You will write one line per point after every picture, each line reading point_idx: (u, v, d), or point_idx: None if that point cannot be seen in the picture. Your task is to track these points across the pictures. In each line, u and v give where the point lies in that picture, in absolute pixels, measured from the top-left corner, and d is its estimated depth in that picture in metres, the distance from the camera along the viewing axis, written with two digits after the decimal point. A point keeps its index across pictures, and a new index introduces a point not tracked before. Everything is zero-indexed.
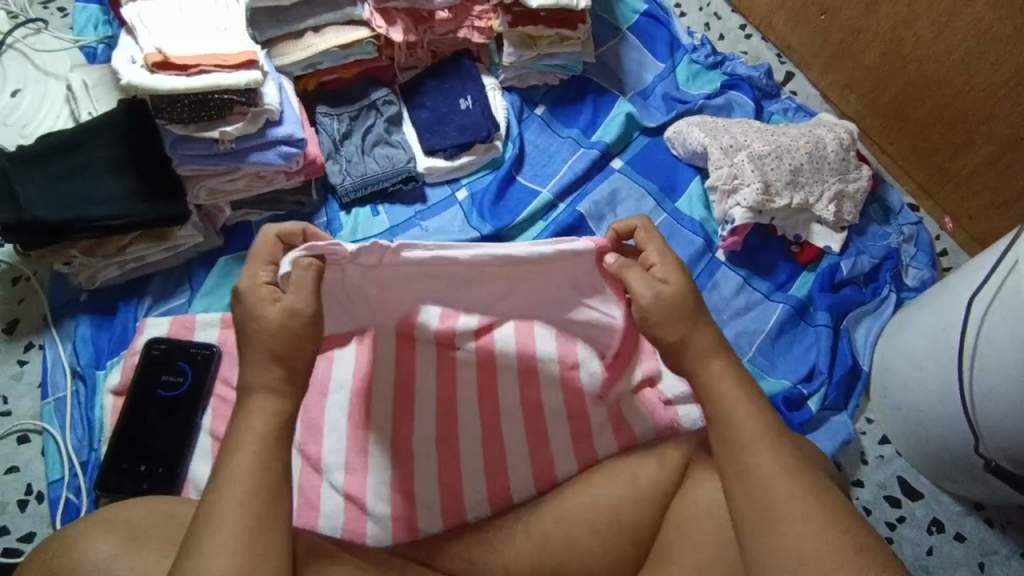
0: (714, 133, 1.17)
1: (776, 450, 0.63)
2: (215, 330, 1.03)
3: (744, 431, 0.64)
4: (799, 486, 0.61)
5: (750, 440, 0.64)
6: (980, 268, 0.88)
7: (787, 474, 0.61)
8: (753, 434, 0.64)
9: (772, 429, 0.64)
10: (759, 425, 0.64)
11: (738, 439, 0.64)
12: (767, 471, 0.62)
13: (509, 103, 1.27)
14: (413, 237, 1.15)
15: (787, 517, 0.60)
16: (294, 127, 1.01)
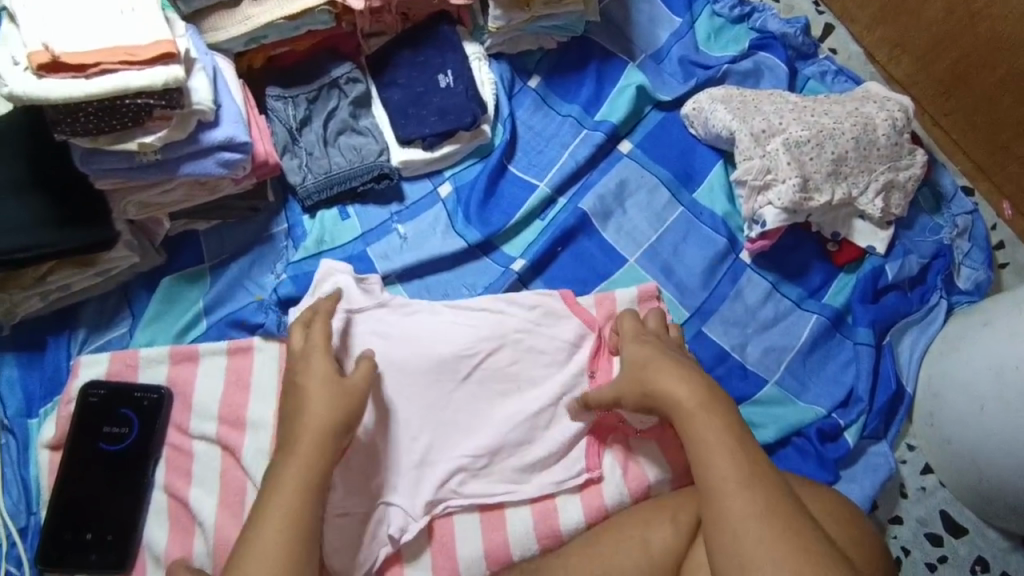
0: (743, 114, 0.98)
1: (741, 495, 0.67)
2: (163, 367, 0.90)
3: (720, 475, 0.69)
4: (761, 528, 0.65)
5: (724, 492, 0.68)
6: None
7: (753, 519, 0.66)
8: (733, 483, 0.68)
9: (751, 483, 0.68)
10: (736, 474, 0.68)
11: (715, 485, 0.69)
12: (738, 513, 0.66)
13: (498, 74, 1.08)
14: (389, 247, 0.99)
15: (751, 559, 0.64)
16: (234, 128, 0.82)
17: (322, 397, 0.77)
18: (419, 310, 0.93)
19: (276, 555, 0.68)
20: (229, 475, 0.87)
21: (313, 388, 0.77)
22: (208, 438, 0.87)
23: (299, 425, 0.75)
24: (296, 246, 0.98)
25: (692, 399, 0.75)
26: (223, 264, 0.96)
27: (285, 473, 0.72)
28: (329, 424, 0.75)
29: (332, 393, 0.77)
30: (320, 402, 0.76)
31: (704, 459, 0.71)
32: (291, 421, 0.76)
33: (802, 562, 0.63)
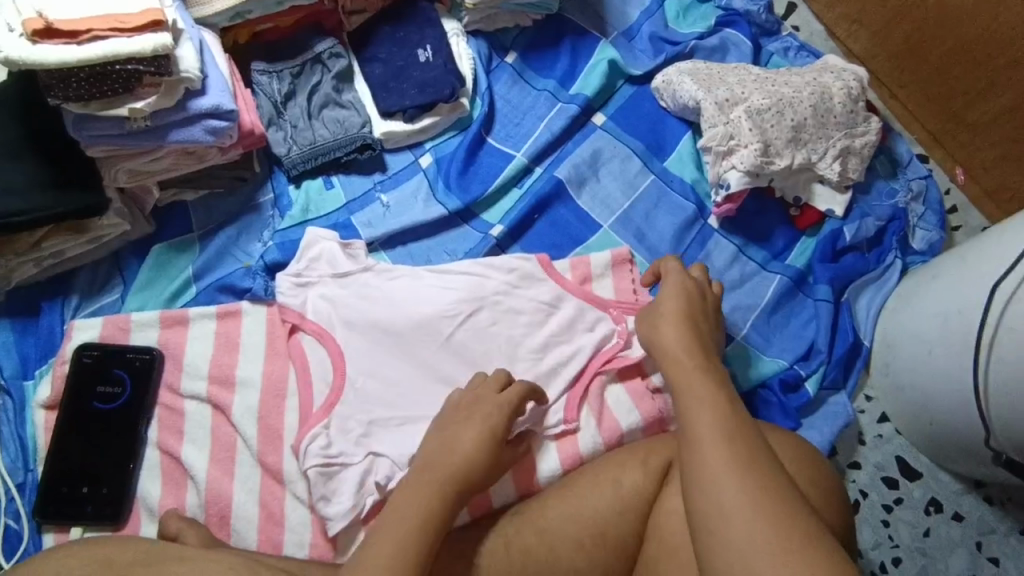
0: (708, 85, 1.03)
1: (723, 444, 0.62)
2: (154, 331, 0.93)
3: (704, 424, 0.64)
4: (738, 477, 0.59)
5: (705, 438, 0.63)
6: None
7: (730, 466, 0.60)
8: (712, 429, 0.63)
9: (730, 431, 0.63)
10: (717, 422, 0.64)
11: (695, 432, 0.64)
12: (718, 462, 0.61)
13: (476, 50, 1.12)
14: (372, 215, 1.03)
15: (732, 507, 0.58)
16: (220, 96, 0.86)
17: (476, 447, 0.76)
18: (402, 275, 0.97)
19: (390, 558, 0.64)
20: (219, 432, 0.90)
21: (469, 438, 0.77)
22: (198, 397, 0.91)
23: (441, 466, 0.74)
24: (282, 215, 1.02)
25: (677, 354, 0.74)
26: (211, 233, 1.00)
27: (409, 515, 0.68)
28: (480, 468, 0.75)
29: (489, 445, 0.76)
30: (476, 451, 0.75)
31: (684, 409, 0.67)
32: (439, 460, 0.74)
33: (782, 515, 0.57)
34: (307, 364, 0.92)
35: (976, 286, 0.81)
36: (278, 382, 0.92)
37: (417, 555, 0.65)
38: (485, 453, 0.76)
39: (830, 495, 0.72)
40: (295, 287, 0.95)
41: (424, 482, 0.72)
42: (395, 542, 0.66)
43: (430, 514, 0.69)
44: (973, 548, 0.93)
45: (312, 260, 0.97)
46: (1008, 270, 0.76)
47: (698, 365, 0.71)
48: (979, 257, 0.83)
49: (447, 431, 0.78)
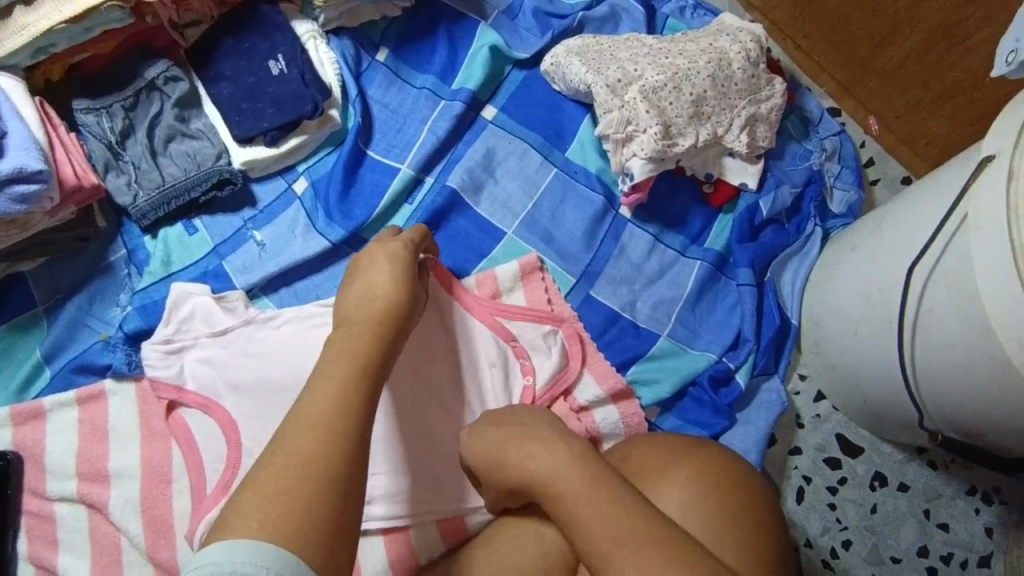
0: (597, 64, 0.94)
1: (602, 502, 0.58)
2: (4, 430, 0.81)
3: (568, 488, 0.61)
4: (623, 534, 0.55)
5: (610, 547, 0.55)
6: (939, 200, 0.71)
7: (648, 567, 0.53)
8: (605, 539, 0.56)
9: (633, 526, 0.56)
10: (610, 522, 0.57)
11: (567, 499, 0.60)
12: (595, 528, 0.57)
13: (340, 51, 0.99)
14: (246, 258, 0.91)
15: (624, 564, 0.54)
16: (24, 156, 0.73)
17: (392, 283, 0.65)
18: (288, 321, 0.86)
19: (330, 411, 0.52)
20: (99, 534, 0.79)
21: (386, 278, 0.65)
22: (69, 498, 0.80)
23: (365, 316, 0.62)
24: (140, 271, 0.89)
25: (550, 458, 0.65)
26: (60, 304, 0.87)
27: (335, 377, 0.54)
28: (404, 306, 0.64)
29: (406, 281, 0.66)
30: (393, 290, 0.64)
31: (573, 524, 0.59)
32: (357, 304, 0.63)
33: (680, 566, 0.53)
34: (191, 439, 0.82)
35: (893, 262, 0.76)
36: (160, 465, 0.82)
37: (357, 400, 0.53)
38: (404, 288, 0.65)
39: (769, 529, 0.68)
40: (166, 355, 0.84)
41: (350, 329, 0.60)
42: (321, 417, 0.51)
43: (370, 355, 0.58)
44: (921, 517, 0.91)
45: (184, 320, 0.86)
46: (926, 245, 0.71)
47: (569, 464, 0.63)
48: (896, 227, 0.77)
49: (354, 285, 0.65)
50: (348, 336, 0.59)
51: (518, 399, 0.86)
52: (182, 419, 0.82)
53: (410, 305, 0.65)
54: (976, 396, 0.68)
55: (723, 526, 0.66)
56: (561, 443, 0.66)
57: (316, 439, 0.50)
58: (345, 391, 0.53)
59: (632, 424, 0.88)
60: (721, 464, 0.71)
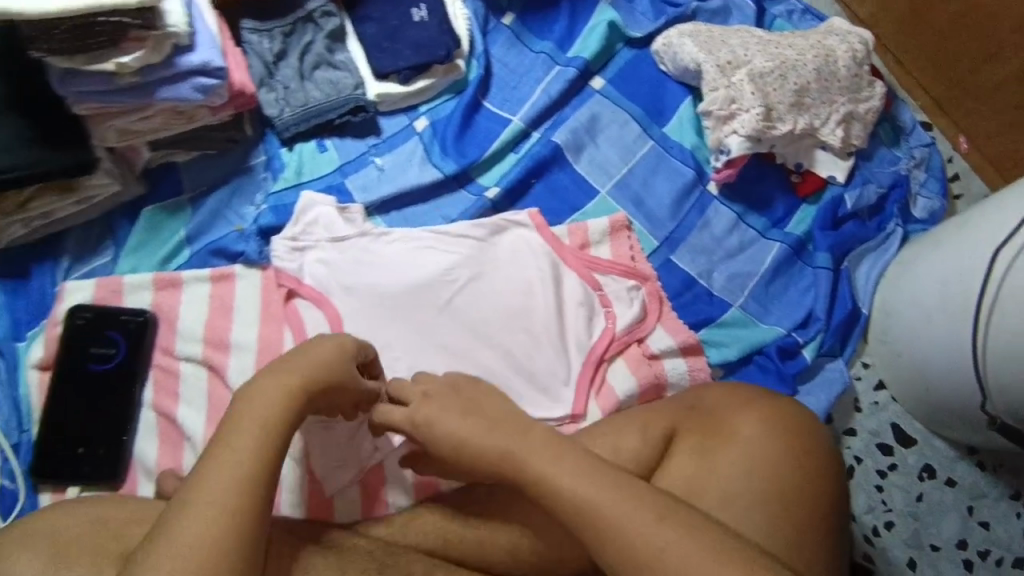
0: (710, 46, 1.02)
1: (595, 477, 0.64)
2: (147, 293, 0.93)
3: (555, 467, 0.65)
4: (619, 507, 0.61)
5: (606, 519, 0.61)
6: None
7: (653, 526, 0.60)
8: (604, 512, 0.62)
9: (624, 495, 0.63)
10: (603, 498, 0.62)
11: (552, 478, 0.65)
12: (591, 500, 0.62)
13: (472, 11, 1.09)
14: (368, 179, 1.01)
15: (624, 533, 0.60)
16: (210, 53, 0.84)
17: (326, 367, 0.71)
18: (399, 238, 0.96)
19: (235, 474, 0.61)
20: (215, 395, 0.90)
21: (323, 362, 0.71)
22: (194, 359, 0.91)
23: (292, 379, 0.69)
24: (275, 177, 1.00)
25: (538, 428, 0.69)
26: (203, 195, 0.98)
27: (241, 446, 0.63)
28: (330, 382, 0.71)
29: (341, 367, 0.72)
30: (327, 370, 0.71)
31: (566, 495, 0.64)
32: (290, 369, 0.70)
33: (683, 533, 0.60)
34: (303, 327, 0.91)
35: (976, 254, 0.81)
36: (273, 344, 0.92)
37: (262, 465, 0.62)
38: (337, 369, 0.72)
39: (823, 476, 0.74)
40: (292, 251, 0.94)
41: (267, 393, 0.67)
42: (223, 479, 0.61)
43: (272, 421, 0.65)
44: (964, 513, 0.94)
45: (307, 224, 0.96)
46: (1011, 237, 0.76)
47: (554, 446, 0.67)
48: (981, 223, 0.82)
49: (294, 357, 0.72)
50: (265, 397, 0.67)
51: (598, 338, 0.94)
52: (295, 307, 0.92)
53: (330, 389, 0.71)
54: None
55: (782, 464, 0.73)
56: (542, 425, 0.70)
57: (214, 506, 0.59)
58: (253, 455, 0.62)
59: (697, 378, 0.94)
60: (789, 412, 0.76)
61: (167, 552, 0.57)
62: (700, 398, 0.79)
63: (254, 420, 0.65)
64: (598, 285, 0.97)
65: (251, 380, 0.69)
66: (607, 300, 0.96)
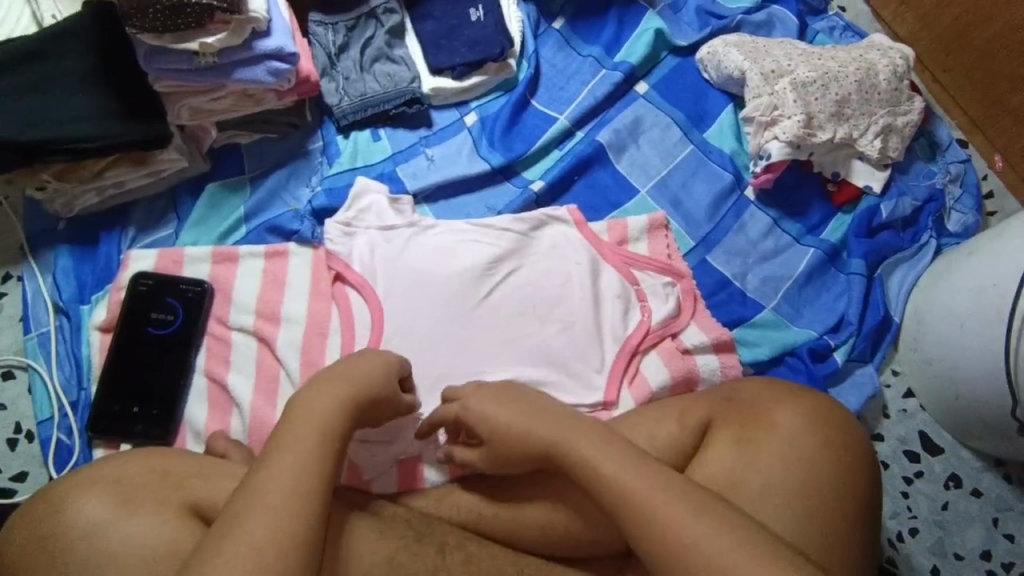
0: (755, 56, 1.06)
1: (656, 479, 0.64)
2: (205, 265, 0.97)
3: (614, 470, 0.65)
4: (685, 508, 0.61)
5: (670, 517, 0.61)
6: None
7: (707, 528, 0.60)
8: (664, 509, 0.62)
9: (691, 502, 0.62)
10: (664, 498, 0.62)
11: (615, 479, 0.65)
12: (653, 504, 0.62)
13: (525, 14, 1.14)
14: (417, 168, 1.06)
15: (689, 533, 0.60)
16: (285, 39, 0.89)
17: (372, 374, 0.74)
18: (445, 228, 1.00)
19: (300, 468, 0.62)
20: (264, 363, 0.94)
21: (367, 370, 0.74)
22: (245, 329, 0.95)
23: (341, 385, 0.71)
24: (330, 162, 1.05)
25: (585, 426, 0.70)
26: (262, 176, 1.03)
27: (299, 446, 0.64)
28: (375, 392, 0.73)
29: (384, 375, 0.75)
30: (372, 378, 0.74)
31: (628, 496, 0.64)
32: (336, 376, 0.72)
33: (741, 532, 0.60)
34: (350, 307, 0.96)
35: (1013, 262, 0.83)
36: (322, 320, 0.96)
37: (323, 469, 0.63)
38: (382, 377, 0.75)
39: (857, 471, 0.75)
40: (343, 235, 0.99)
41: (316, 398, 0.68)
42: (284, 476, 0.61)
43: (327, 426, 0.67)
44: (989, 523, 0.95)
45: (357, 209, 1.00)
46: None
47: (609, 450, 0.67)
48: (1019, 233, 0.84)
49: (339, 365, 0.74)
50: (316, 402, 0.68)
51: (633, 330, 0.97)
52: (343, 287, 0.97)
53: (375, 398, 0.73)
54: None
55: (822, 456, 0.74)
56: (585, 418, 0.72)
57: (280, 498, 0.60)
58: (313, 454, 0.64)
59: (729, 374, 0.96)
60: (826, 409, 0.78)
61: (233, 550, 0.57)
62: (734, 392, 0.81)
63: (309, 431, 0.65)
64: (635, 279, 1.00)
65: (299, 393, 0.70)
66: (643, 295, 0.99)
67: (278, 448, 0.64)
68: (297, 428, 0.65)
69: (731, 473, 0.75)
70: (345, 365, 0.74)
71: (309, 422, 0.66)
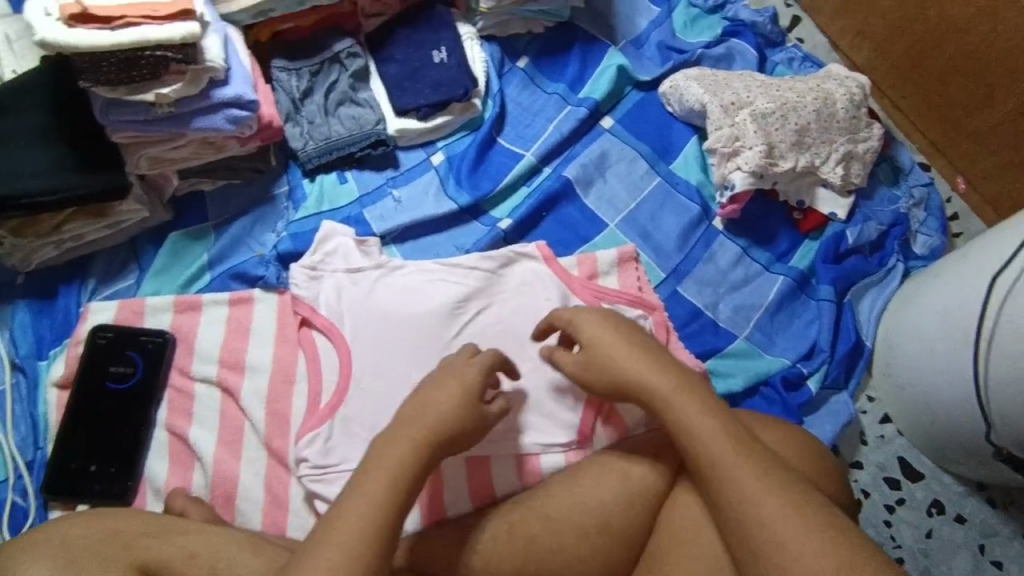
0: (715, 89, 1.07)
1: (755, 475, 0.63)
2: (167, 315, 0.95)
3: (712, 457, 0.65)
4: (780, 506, 0.61)
5: (766, 515, 0.61)
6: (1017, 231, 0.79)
7: (801, 530, 0.60)
8: (761, 508, 0.61)
9: (794, 500, 0.62)
10: (765, 496, 0.62)
11: (713, 463, 0.65)
12: (750, 496, 0.62)
13: (489, 54, 1.16)
14: (384, 210, 1.05)
15: (783, 537, 0.60)
16: (243, 87, 0.89)
17: (453, 405, 0.70)
18: (412, 269, 0.99)
19: (376, 507, 0.61)
20: (227, 415, 0.92)
21: (446, 400, 0.71)
22: (208, 380, 0.93)
23: (421, 424, 0.68)
24: (296, 207, 1.04)
25: (695, 401, 0.69)
26: (226, 223, 1.02)
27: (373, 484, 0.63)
28: (462, 423, 0.70)
29: (466, 403, 0.71)
30: (454, 408, 0.70)
31: (728, 485, 0.64)
32: (417, 415, 0.69)
33: (829, 535, 0.59)
34: (317, 352, 0.94)
35: (975, 284, 0.83)
36: (287, 367, 0.94)
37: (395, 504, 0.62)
38: (463, 407, 0.71)
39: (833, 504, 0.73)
40: (309, 279, 0.97)
41: (394, 443, 0.66)
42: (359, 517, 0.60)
43: (404, 465, 0.65)
44: (975, 550, 0.93)
45: (322, 252, 0.99)
46: (1007, 265, 0.78)
47: (718, 433, 0.66)
48: (980, 254, 0.84)
49: (421, 396, 0.71)
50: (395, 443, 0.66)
51: None
52: (309, 333, 0.95)
53: (465, 426, 0.71)
54: None
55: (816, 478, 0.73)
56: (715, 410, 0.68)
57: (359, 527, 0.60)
58: (391, 485, 0.63)
59: None
60: (800, 438, 0.76)
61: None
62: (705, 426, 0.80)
63: (388, 470, 0.64)
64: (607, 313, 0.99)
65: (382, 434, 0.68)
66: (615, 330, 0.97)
67: (357, 483, 0.63)
68: (382, 462, 0.64)
69: (705, 515, 0.73)
70: (424, 397, 0.71)
71: (390, 461, 0.65)
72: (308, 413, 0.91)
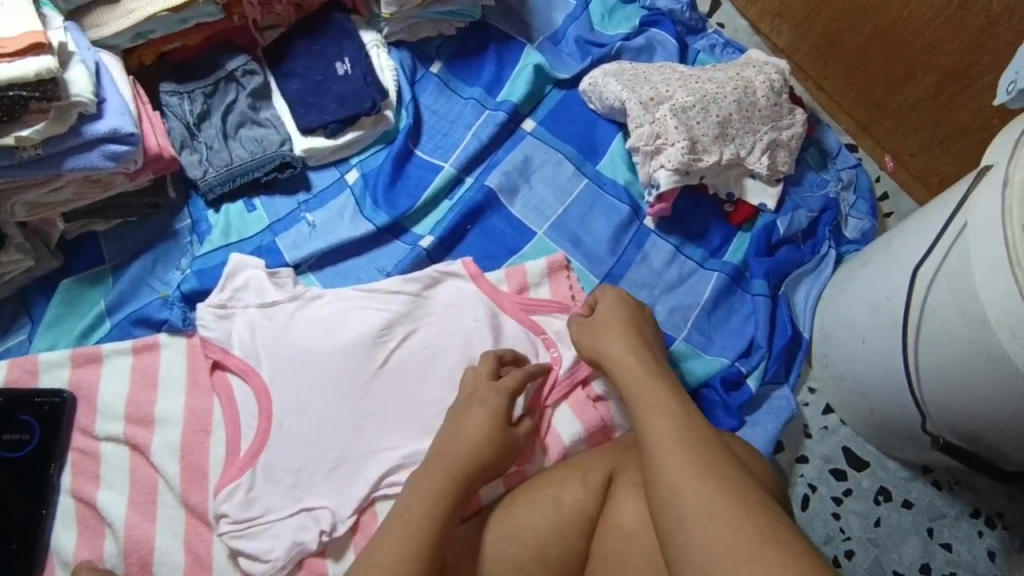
0: (634, 84, 1.03)
1: (682, 450, 0.64)
2: (63, 370, 0.88)
3: (657, 433, 0.67)
4: (702, 479, 0.61)
5: (677, 482, 0.61)
6: (934, 217, 0.78)
7: (710, 506, 0.59)
8: (670, 480, 0.62)
9: (710, 475, 0.61)
10: (681, 470, 0.62)
11: (649, 439, 0.66)
12: (672, 469, 0.62)
13: (399, 61, 1.10)
14: (297, 236, 0.99)
15: (692, 512, 0.59)
16: (119, 119, 0.82)
17: (484, 430, 0.77)
18: (329, 298, 0.93)
19: (416, 533, 0.67)
20: (139, 474, 0.86)
21: (477, 428, 0.78)
22: (115, 438, 0.87)
23: (456, 453, 0.75)
24: (201, 240, 0.97)
25: (655, 389, 0.73)
26: (124, 263, 0.95)
27: (415, 516, 0.68)
28: (490, 452, 0.77)
29: (497, 426, 0.78)
30: (486, 435, 0.77)
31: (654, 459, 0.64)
32: (448, 449, 0.76)
33: (735, 510, 0.58)
34: (232, 396, 0.88)
35: (898, 273, 0.81)
36: (201, 415, 0.88)
37: (440, 516, 0.69)
38: (497, 433, 0.78)
39: None
40: (218, 318, 0.90)
41: (432, 472, 0.73)
42: (399, 543, 0.66)
43: (436, 494, 0.71)
44: (923, 535, 0.93)
45: (231, 287, 0.92)
46: (927, 254, 0.77)
47: (663, 414, 0.69)
48: (901, 242, 0.83)
49: (455, 423, 0.79)
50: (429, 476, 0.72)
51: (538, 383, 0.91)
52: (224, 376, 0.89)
53: (498, 450, 0.77)
54: (972, 391, 0.73)
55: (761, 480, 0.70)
56: (682, 402, 0.70)
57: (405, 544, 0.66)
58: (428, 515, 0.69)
59: None
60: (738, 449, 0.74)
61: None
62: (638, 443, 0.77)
63: (428, 494, 0.70)
64: (540, 328, 0.95)
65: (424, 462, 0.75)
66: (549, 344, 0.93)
67: (400, 508, 0.69)
68: (417, 489, 0.71)
69: (640, 528, 0.71)
70: (456, 424, 0.79)
71: (426, 484, 0.71)
72: (227, 464, 0.85)
